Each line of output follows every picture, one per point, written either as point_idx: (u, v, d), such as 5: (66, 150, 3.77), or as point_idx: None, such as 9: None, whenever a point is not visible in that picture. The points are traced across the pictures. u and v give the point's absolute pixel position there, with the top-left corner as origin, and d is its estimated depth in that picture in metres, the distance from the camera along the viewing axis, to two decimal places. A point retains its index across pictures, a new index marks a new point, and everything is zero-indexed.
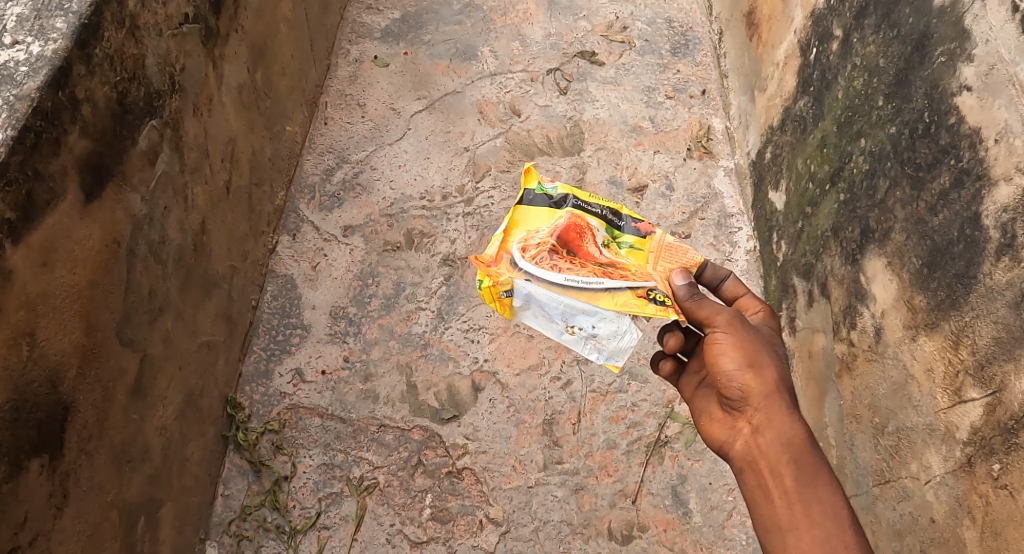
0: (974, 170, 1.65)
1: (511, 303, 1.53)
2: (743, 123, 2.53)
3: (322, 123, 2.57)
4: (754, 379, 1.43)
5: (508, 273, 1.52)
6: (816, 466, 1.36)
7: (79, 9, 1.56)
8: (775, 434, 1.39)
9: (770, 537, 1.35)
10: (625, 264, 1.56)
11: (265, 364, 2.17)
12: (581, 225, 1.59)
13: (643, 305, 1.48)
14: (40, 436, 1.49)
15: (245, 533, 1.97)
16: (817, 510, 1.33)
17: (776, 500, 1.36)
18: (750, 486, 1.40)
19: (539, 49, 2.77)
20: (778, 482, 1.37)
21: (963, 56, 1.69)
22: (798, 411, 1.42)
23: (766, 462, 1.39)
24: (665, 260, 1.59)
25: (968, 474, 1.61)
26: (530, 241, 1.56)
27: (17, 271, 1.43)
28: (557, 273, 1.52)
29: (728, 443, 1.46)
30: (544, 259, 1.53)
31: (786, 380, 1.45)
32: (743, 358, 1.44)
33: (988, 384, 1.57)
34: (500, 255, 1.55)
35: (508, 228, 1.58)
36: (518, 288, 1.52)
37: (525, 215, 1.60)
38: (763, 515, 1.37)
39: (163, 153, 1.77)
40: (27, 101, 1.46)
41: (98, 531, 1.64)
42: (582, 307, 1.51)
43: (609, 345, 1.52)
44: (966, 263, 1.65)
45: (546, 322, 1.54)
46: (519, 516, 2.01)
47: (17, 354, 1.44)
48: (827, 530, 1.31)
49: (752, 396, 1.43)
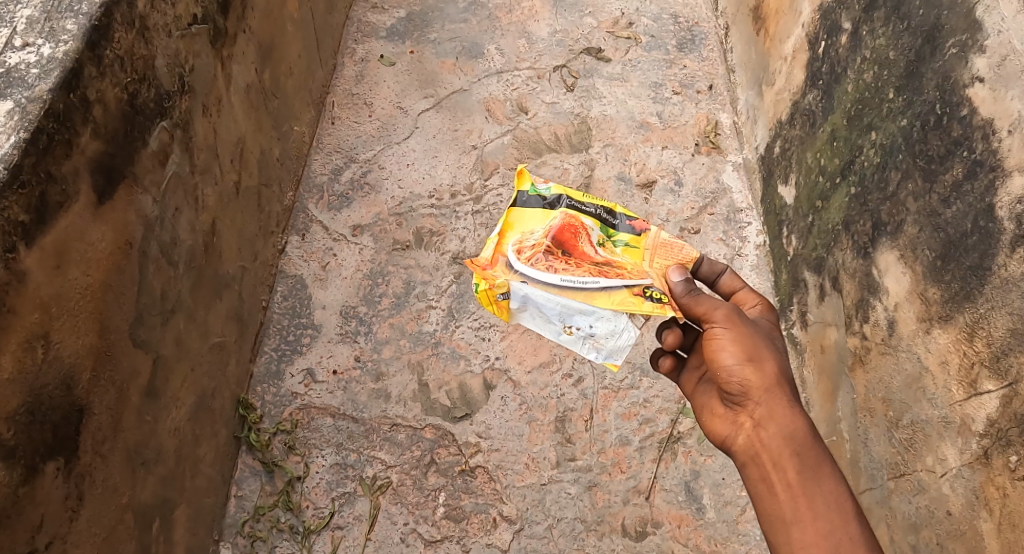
0: (987, 162, 1.64)
1: (508, 305, 1.53)
2: (751, 118, 2.53)
3: (329, 123, 2.57)
4: (753, 374, 1.43)
5: (504, 276, 1.52)
6: (819, 458, 1.36)
7: (89, 10, 1.56)
8: (776, 428, 1.39)
9: (775, 531, 1.36)
10: (621, 263, 1.55)
11: (276, 364, 2.17)
12: (575, 225, 1.58)
13: (640, 304, 1.49)
14: (55, 439, 1.49)
15: (259, 534, 1.97)
16: (821, 503, 1.33)
17: (779, 493, 1.36)
18: (753, 480, 1.41)
19: (545, 46, 2.76)
20: (781, 476, 1.37)
21: (974, 48, 1.69)
22: (799, 403, 1.41)
23: (768, 456, 1.39)
24: (661, 257, 1.58)
25: (985, 466, 1.60)
26: (525, 242, 1.56)
27: (31, 273, 1.43)
28: (553, 274, 1.52)
29: (730, 437, 1.46)
30: (540, 260, 1.53)
31: (786, 373, 1.44)
32: (742, 353, 1.44)
33: (1004, 375, 1.57)
34: (495, 257, 1.55)
35: (502, 231, 1.58)
36: (515, 291, 1.52)
37: (520, 217, 1.60)
38: (767, 510, 1.37)
39: (173, 154, 1.77)
40: (39, 103, 1.45)
41: (113, 533, 1.64)
42: (578, 306, 1.51)
43: (607, 344, 1.51)
44: (981, 255, 1.64)
45: (544, 324, 1.53)
46: (533, 514, 2.01)
47: (32, 357, 1.44)
48: (830, 523, 1.31)
49: (752, 391, 1.43)
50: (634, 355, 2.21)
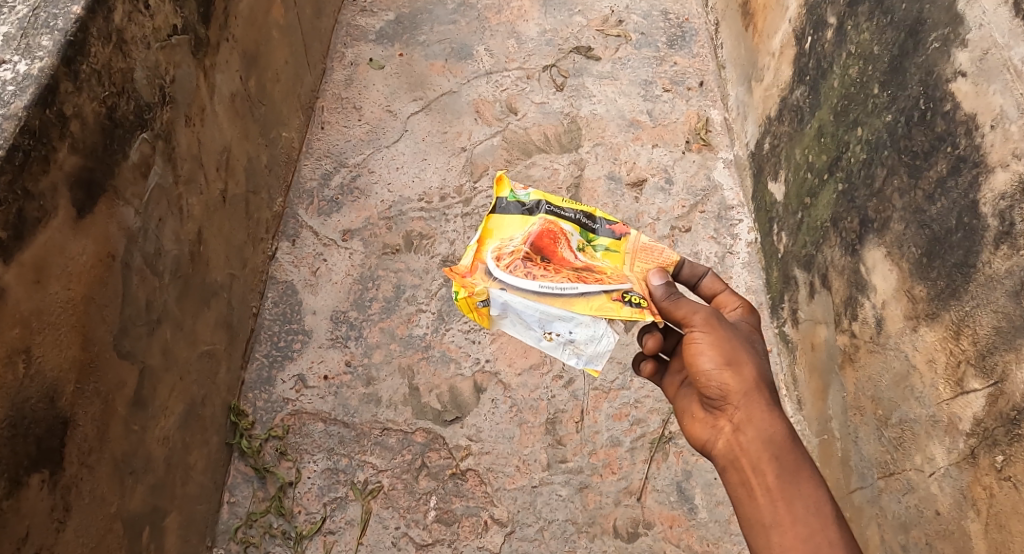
0: (971, 158, 1.62)
1: (488, 312, 1.51)
2: (741, 114, 2.52)
3: (319, 127, 2.57)
4: (732, 378, 1.42)
5: (483, 283, 1.50)
6: (798, 462, 1.35)
7: (65, 25, 1.56)
8: (755, 432, 1.38)
9: (754, 535, 1.34)
10: (601, 268, 1.54)
11: (267, 371, 2.18)
12: (555, 230, 1.56)
13: (619, 309, 1.48)
14: (39, 451, 1.50)
15: (252, 540, 1.98)
16: (800, 507, 1.32)
17: (759, 497, 1.35)
18: (733, 484, 1.39)
19: (535, 46, 2.75)
20: (760, 480, 1.36)
21: (956, 42, 1.67)
22: (778, 407, 1.40)
23: (747, 460, 1.38)
24: (641, 260, 1.57)
25: (972, 466, 1.59)
26: (504, 249, 1.54)
27: (11, 289, 1.44)
28: (531, 281, 1.49)
29: (710, 442, 1.45)
30: (518, 267, 1.51)
31: (765, 376, 1.44)
32: (721, 356, 1.43)
33: (990, 374, 1.55)
34: (474, 265, 1.53)
35: (481, 239, 1.56)
36: (494, 298, 1.50)
37: (499, 224, 1.58)
38: (747, 514, 1.36)
39: (156, 165, 1.77)
40: (14, 120, 1.46)
41: (102, 544, 1.65)
42: (557, 313, 1.49)
43: (587, 349, 1.49)
44: (966, 252, 1.62)
45: (524, 330, 1.51)
46: (524, 516, 2.01)
47: (14, 372, 1.45)
48: (810, 527, 1.30)
49: (731, 395, 1.42)
50: (624, 355, 2.21)
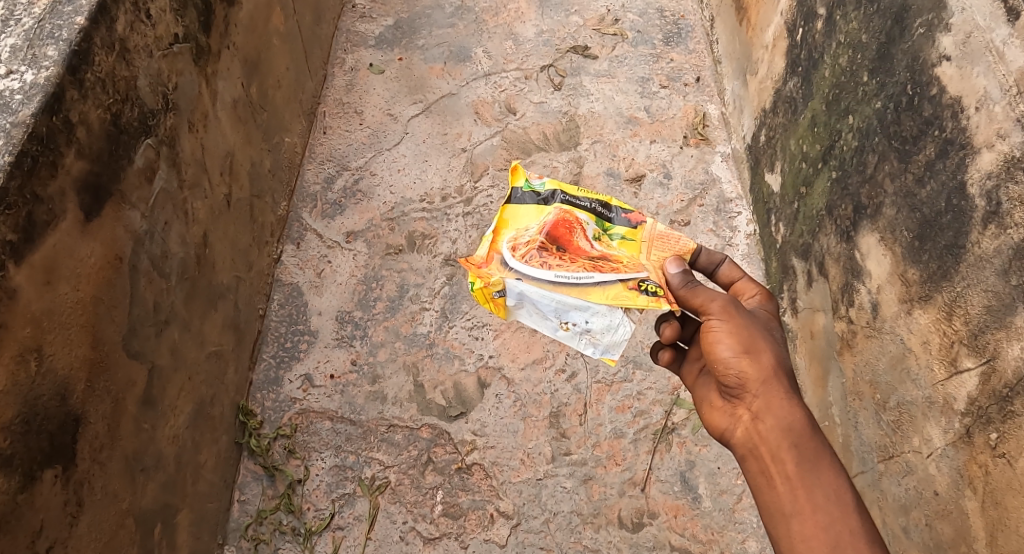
0: (957, 140, 1.64)
1: (504, 302, 1.54)
2: (737, 107, 2.55)
3: (322, 133, 2.61)
4: (750, 366, 1.42)
5: (499, 273, 1.53)
6: (818, 451, 1.34)
7: (69, 35, 1.61)
8: (774, 420, 1.38)
9: (775, 524, 1.34)
10: (617, 257, 1.56)
11: (275, 371, 2.21)
12: (570, 220, 1.58)
13: (635, 297, 1.50)
14: (52, 447, 1.54)
15: (262, 537, 2.01)
16: (821, 495, 1.31)
17: (779, 485, 1.34)
18: (753, 473, 1.39)
19: (532, 46, 2.79)
20: (781, 468, 1.35)
21: (940, 27, 1.69)
22: (797, 394, 1.40)
23: (767, 449, 1.37)
24: (657, 249, 1.58)
25: (967, 445, 1.60)
26: (519, 239, 1.57)
27: (22, 290, 1.48)
28: (547, 270, 1.52)
29: (729, 430, 1.45)
30: (534, 257, 1.54)
31: (785, 363, 1.43)
32: (739, 345, 1.43)
33: (983, 352, 1.56)
34: (490, 255, 1.56)
35: (497, 229, 1.59)
36: (511, 288, 1.53)
37: (514, 214, 1.60)
38: (768, 502, 1.35)
39: (160, 170, 1.82)
40: (22, 127, 1.50)
41: (114, 539, 1.68)
42: (574, 302, 1.52)
43: (604, 339, 1.52)
44: (955, 233, 1.64)
45: (541, 320, 1.54)
46: (529, 508, 2.03)
47: (26, 370, 1.49)
48: (830, 516, 1.29)
49: (749, 383, 1.42)
50: (628, 348, 2.24)
